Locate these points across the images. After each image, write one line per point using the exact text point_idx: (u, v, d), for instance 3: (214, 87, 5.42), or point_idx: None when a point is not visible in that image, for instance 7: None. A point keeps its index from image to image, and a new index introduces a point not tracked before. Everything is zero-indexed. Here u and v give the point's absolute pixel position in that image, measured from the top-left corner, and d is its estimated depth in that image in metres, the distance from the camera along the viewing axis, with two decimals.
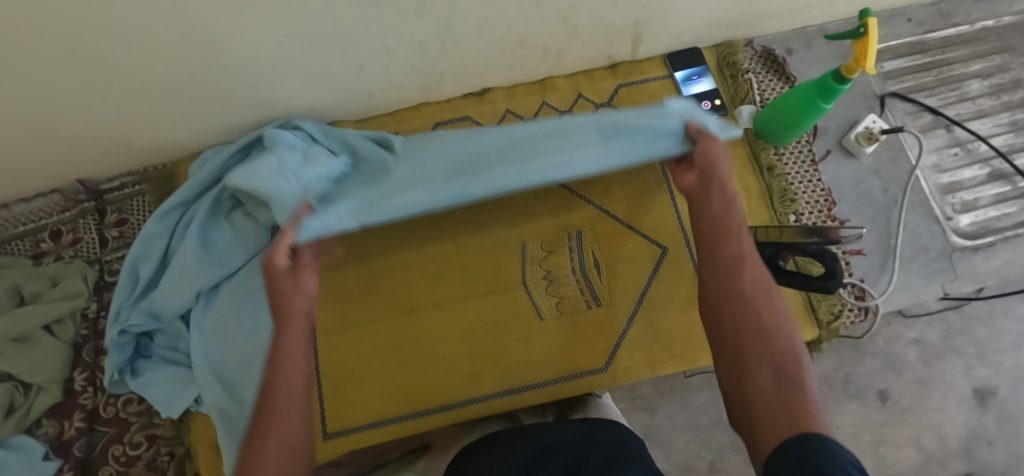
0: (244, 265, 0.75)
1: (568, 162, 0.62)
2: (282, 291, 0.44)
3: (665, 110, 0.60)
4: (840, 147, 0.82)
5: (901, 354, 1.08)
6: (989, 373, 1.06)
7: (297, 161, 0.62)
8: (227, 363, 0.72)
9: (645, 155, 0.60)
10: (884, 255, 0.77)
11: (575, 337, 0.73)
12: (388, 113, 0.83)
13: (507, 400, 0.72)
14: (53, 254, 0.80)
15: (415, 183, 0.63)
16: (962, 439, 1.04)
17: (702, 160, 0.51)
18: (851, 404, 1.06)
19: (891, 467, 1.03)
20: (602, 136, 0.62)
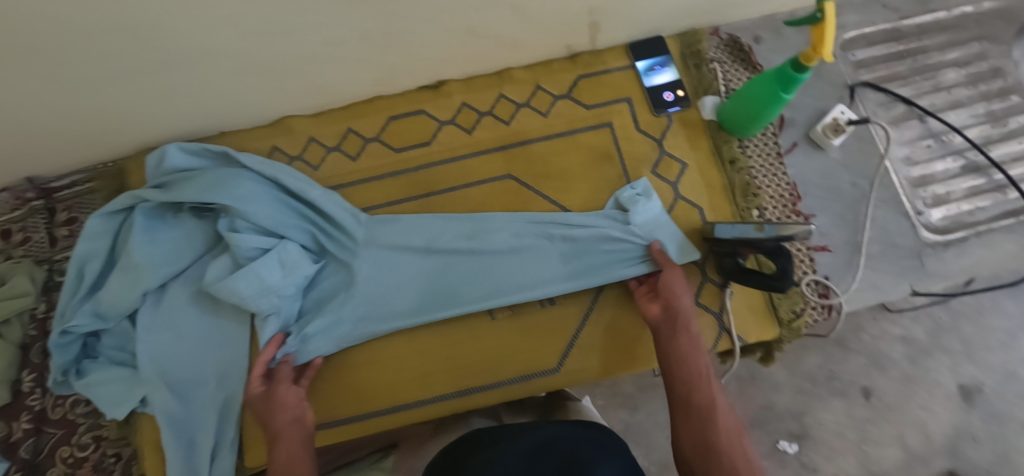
0: (191, 265, 0.73)
1: (526, 287, 0.69)
2: (280, 408, 0.62)
3: (635, 231, 0.70)
4: (808, 139, 0.79)
5: (886, 351, 1.05)
6: (977, 371, 1.03)
7: (276, 273, 0.67)
8: (173, 364, 0.70)
9: (600, 282, 0.69)
10: (851, 252, 0.74)
11: (527, 337, 0.71)
12: (342, 108, 0.81)
13: (457, 401, 0.70)
14: (3, 253, 0.79)
15: (370, 302, 0.69)
16: (947, 437, 1.01)
17: (672, 304, 0.63)
18: (835, 401, 1.03)
19: (874, 465, 1.00)
20: (561, 261, 0.70)
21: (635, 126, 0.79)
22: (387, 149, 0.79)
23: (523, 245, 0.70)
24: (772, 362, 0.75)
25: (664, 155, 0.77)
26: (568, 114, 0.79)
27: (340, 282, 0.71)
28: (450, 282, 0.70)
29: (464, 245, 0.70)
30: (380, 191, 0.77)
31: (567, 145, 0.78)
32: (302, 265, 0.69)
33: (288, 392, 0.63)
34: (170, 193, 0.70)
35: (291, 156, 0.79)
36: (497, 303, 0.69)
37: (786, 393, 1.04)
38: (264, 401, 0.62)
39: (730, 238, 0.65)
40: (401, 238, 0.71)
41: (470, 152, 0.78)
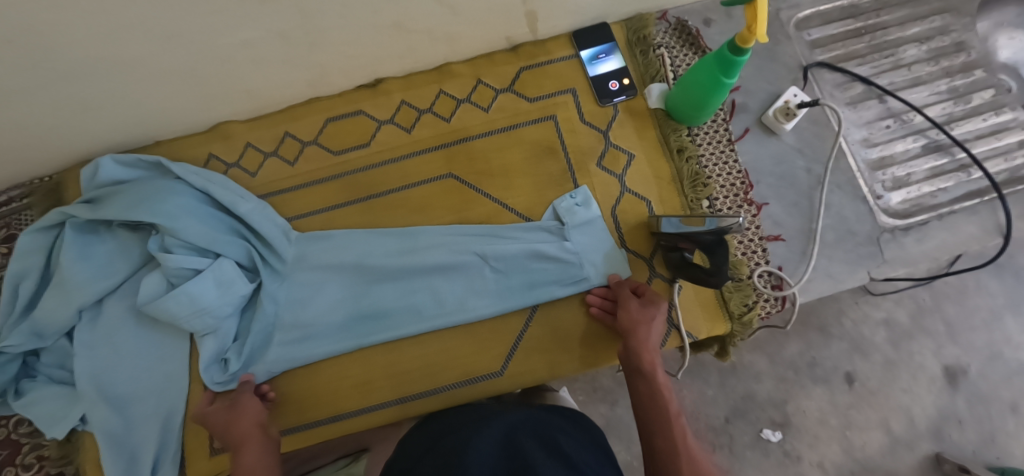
0: (127, 279, 0.71)
1: (459, 310, 0.67)
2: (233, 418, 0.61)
3: (569, 248, 0.67)
4: (760, 124, 0.76)
5: (868, 335, 0.99)
6: (961, 352, 0.97)
7: (210, 292, 0.66)
8: (111, 381, 0.69)
9: (534, 302, 0.68)
10: (805, 241, 0.72)
11: (469, 341, 0.69)
12: (279, 111, 0.78)
13: (398, 408, 0.68)
14: None
15: (300, 327, 0.68)
16: (932, 420, 0.95)
17: (633, 342, 0.59)
18: (817, 388, 0.97)
19: (858, 451, 0.94)
20: (497, 280, 0.68)
21: (580, 118, 0.76)
22: (326, 153, 0.77)
23: (456, 261, 0.68)
24: (728, 356, 0.72)
25: (610, 147, 0.75)
26: (511, 108, 0.77)
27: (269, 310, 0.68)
28: (383, 302, 0.68)
29: (396, 261, 0.68)
30: (318, 195, 0.75)
31: (510, 140, 0.75)
32: (238, 284, 0.68)
33: (246, 413, 0.62)
34: (99, 211, 0.68)
35: (228, 163, 0.77)
36: (431, 327, 0.67)
37: (767, 381, 0.97)
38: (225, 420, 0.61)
39: (672, 232, 0.63)
40: (329, 256, 0.70)
41: (410, 152, 0.76)
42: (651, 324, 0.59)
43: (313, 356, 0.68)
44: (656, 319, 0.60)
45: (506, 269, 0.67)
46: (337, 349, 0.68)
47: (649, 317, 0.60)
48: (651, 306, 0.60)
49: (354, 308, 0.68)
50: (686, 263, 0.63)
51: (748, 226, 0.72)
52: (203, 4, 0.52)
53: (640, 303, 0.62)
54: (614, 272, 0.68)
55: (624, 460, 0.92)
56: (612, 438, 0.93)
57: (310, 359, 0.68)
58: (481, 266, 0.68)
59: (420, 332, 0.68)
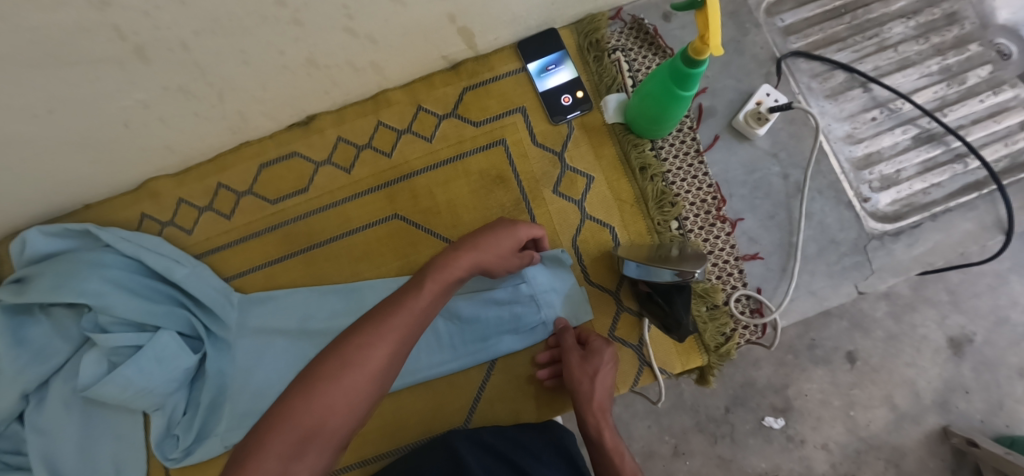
0: (69, 358, 0.68)
1: (413, 369, 0.64)
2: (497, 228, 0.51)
3: (525, 292, 0.63)
4: (730, 129, 0.69)
5: (868, 311, 0.85)
6: (967, 320, 0.84)
7: (151, 371, 0.63)
8: (63, 465, 0.66)
9: (490, 353, 0.64)
10: (784, 257, 0.66)
11: (428, 395, 0.65)
12: (207, 160, 0.73)
13: (360, 470, 0.65)
14: None
15: (248, 398, 0.65)
16: (937, 391, 0.83)
17: (579, 402, 0.55)
18: (817, 370, 0.84)
19: (863, 430, 0.83)
20: (450, 333, 0.64)
21: (532, 139, 0.69)
22: (262, 202, 0.71)
23: None
24: (710, 385, 0.67)
25: (567, 170, 0.68)
26: (454, 135, 0.70)
27: (217, 381, 0.66)
28: None
29: (342, 324, 0.65)
30: (258, 250, 0.71)
31: (455, 172, 0.70)
32: (180, 357, 0.65)
33: (463, 255, 0.46)
34: (24, 294, 0.64)
35: (162, 223, 0.72)
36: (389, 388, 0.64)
37: (765, 367, 0.85)
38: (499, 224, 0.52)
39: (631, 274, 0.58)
40: (272, 320, 0.67)
41: (351, 194, 0.70)
42: (592, 377, 0.55)
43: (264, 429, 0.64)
44: (601, 370, 0.56)
45: (459, 321, 0.64)
46: None
47: (589, 369, 0.56)
48: (592, 356, 0.56)
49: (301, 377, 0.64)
50: (648, 302, 0.59)
51: (722, 246, 0.66)
52: (69, 71, 0.46)
53: (580, 354, 0.58)
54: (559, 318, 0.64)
55: None
56: None
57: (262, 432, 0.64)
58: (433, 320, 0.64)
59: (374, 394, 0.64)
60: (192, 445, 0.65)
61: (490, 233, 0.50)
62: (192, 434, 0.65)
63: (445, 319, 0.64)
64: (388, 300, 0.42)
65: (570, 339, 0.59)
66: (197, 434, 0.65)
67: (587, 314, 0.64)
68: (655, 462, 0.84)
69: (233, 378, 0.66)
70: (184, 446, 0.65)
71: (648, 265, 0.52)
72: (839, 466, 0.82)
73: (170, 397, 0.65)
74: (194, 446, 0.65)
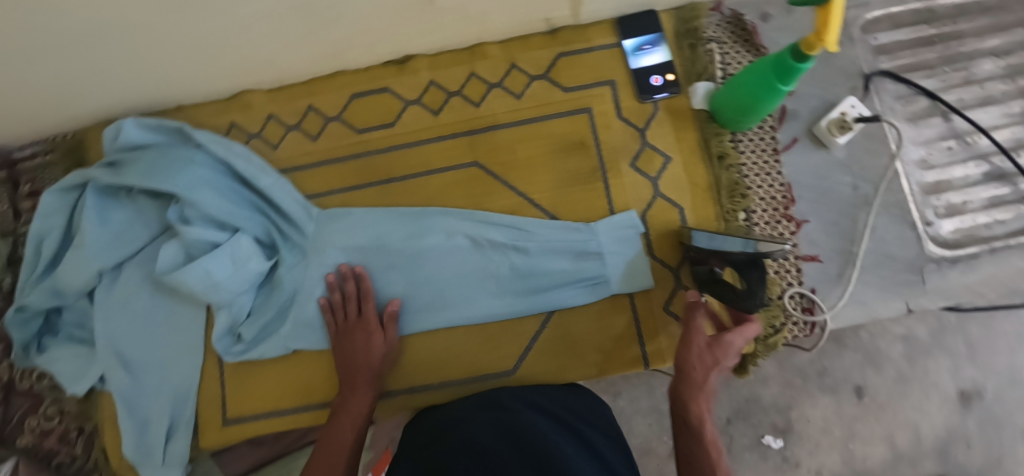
0: (145, 246, 0.72)
1: (474, 308, 0.67)
2: (352, 322, 0.65)
3: (594, 248, 0.67)
4: (809, 135, 0.71)
5: (884, 350, 0.87)
6: (980, 375, 0.85)
7: (226, 269, 0.66)
8: (127, 347, 0.70)
9: (550, 305, 0.67)
10: (842, 264, 0.68)
11: (481, 337, 0.68)
12: (301, 83, 0.75)
13: (406, 398, 0.68)
14: (11, 202, 0.79)
15: (316, 306, 0.68)
16: (938, 439, 0.84)
17: (683, 382, 0.54)
18: (823, 398, 0.85)
19: (859, 465, 0.84)
20: (515, 279, 0.68)
21: (617, 113, 0.71)
22: (348, 130, 0.74)
23: (477, 256, 0.68)
24: (747, 374, 0.71)
25: (646, 147, 0.70)
26: (543, 97, 0.72)
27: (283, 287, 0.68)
28: (398, 289, 0.68)
29: (414, 253, 0.69)
30: (336, 175, 0.73)
31: (537, 130, 0.71)
32: (256, 261, 0.68)
33: (358, 397, 0.61)
34: (119, 176, 0.67)
35: (249, 134, 0.75)
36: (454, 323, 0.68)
37: (774, 386, 0.86)
38: (353, 325, 0.65)
39: (706, 249, 0.61)
40: (346, 236, 0.69)
41: (434, 136, 0.72)
42: (708, 368, 0.54)
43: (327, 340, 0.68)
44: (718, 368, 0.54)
45: (526, 269, 0.67)
46: None
47: (708, 359, 0.55)
48: (717, 350, 0.54)
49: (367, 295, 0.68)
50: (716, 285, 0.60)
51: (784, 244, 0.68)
52: None
53: (711, 343, 0.55)
54: (618, 280, 0.66)
55: None
56: None
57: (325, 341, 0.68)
58: (498, 260, 0.68)
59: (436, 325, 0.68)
60: (254, 343, 0.69)
61: (354, 344, 0.64)
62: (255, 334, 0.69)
63: (513, 264, 0.68)
64: (320, 450, 0.56)
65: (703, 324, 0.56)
66: (261, 334, 0.69)
67: (647, 282, 0.67)
68: (649, 460, 0.85)
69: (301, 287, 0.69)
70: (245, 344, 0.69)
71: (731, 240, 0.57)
72: None
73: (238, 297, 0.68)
74: (251, 345, 0.69)
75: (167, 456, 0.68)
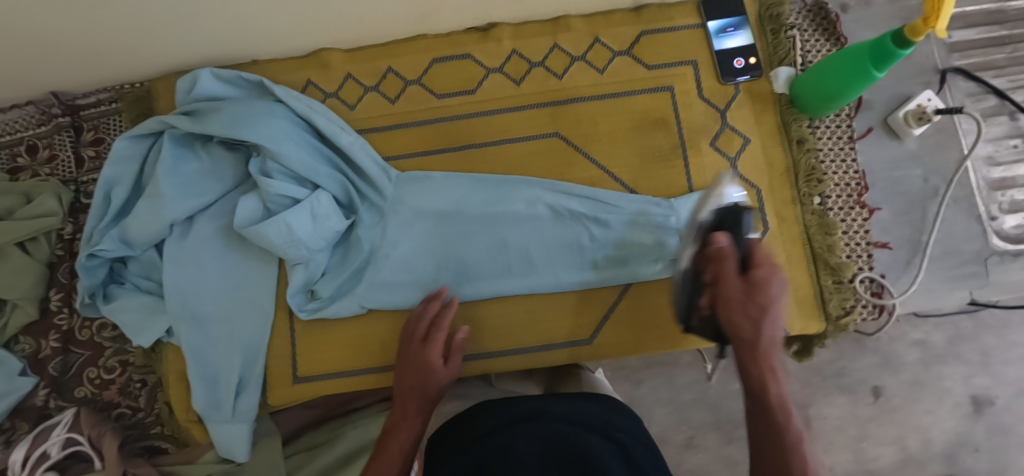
0: (219, 199, 0.71)
1: (552, 277, 0.68)
2: (416, 342, 0.61)
3: (673, 224, 0.68)
4: (885, 125, 0.72)
5: (900, 353, 0.89)
6: (991, 383, 0.86)
7: (307, 225, 0.65)
8: (196, 300, 0.69)
9: (628, 278, 0.68)
10: (912, 252, 0.70)
11: (558, 306, 0.69)
12: (381, 45, 0.75)
13: (479, 363, 0.68)
14: (73, 149, 0.77)
15: (394, 267, 0.69)
16: (946, 443, 0.86)
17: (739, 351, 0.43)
18: (839, 397, 0.88)
19: (869, 463, 0.87)
20: (594, 251, 0.69)
21: (698, 93, 0.72)
22: (427, 94, 0.73)
23: (558, 226, 0.69)
24: (809, 357, 0.72)
25: (726, 128, 0.71)
26: (625, 73, 0.73)
27: (361, 247, 0.68)
28: (476, 254, 0.69)
29: (494, 218, 0.69)
30: (415, 139, 0.73)
31: (619, 106, 0.72)
32: (337, 220, 0.67)
33: (407, 420, 0.54)
34: (200, 125, 0.66)
35: (326, 93, 0.74)
36: (529, 291, 0.68)
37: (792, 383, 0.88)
38: (414, 346, 0.61)
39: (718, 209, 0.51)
40: (428, 198, 0.70)
41: (516, 105, 0.73)
42: (756, 320, 0.43)
43: (403, 302, 0.69)
44: (765, 312, 0.42)
45: (605, 241, 0.68)
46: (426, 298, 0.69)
47: (752, 309, 0.43)
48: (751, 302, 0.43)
49: (445, 259, 0.69)
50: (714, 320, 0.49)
51: (857, 230, 0.70)
52: None
53: (743, 291, 0.44)
54: None
55: None
56: None
57: (400, 303, 0.69)
58: (576, 231, 0.69)
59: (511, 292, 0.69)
60: (329, 302, 0.69)
61: (412, 364, 0.59)
62: (330, 293, 0.69)
63: (592, 236, 0.69)
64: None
65: (727, 273, 0.45)
66: (337, 294, 0.69)
67: None
68: (668, 446, 0.87)
69: (379, 250, 0.69)
70: (320, 302, 0.69)
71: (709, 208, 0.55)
72: None
73: (315, 256, 0.67)
74: (327, 304, 0.69)
75: (237, 411, 0.68)
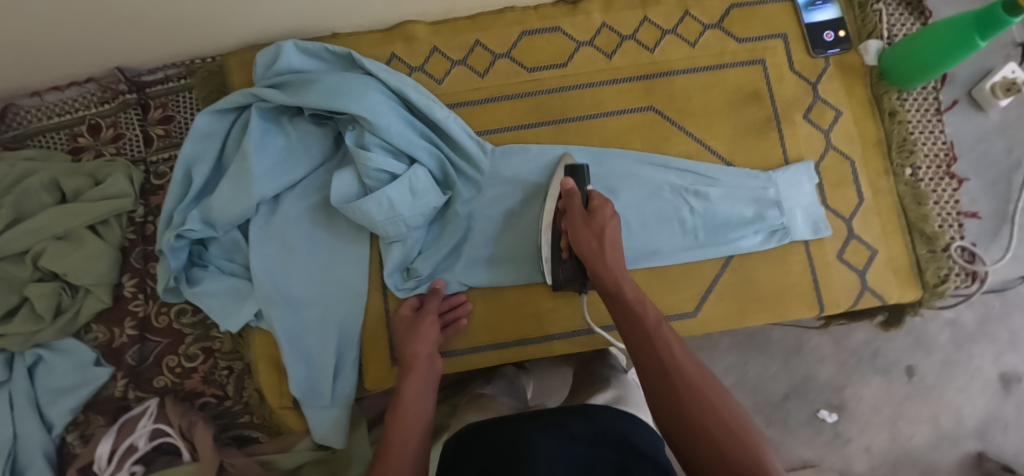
0: (307, 176, 0.68)
1: (653, 251, 0.68)
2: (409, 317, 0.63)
3: (772, 196, 0.68)
4: (968, 97, 0.74)
5: (932, 333, 0.89)
6: (1021, 360, 0.87)
7: (407, 200, 0.63)
8: (285, 281, 0.66)
9: (730, 251, 0.68)
10: (1000, 221, 0.72)
11: (662, 280, 0.68)
12: (468, 17, 0.73)
13: (586, 339, 0.68)
14: (141, 128, 0.74)
15: (494, 242, 0.68)
16: (978, 420, 0.87)
17: (595, 263, 0.54)
18: (875, 378, 0.89)
19: (904, 441, 0.88)
20: (699, 222, 0.68)
21: (790, 67, 0.72)
22: (517, 68, 0.72)
23: (659, 199, 0.68)
24: (897, 327, 0.73)
25: (818, 101, 0.72)
26: (717, 46, 0.72)
27: (459, 225, 0.67)
28: None
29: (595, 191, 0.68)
30: (507, 113, 0.71)
31: (713, 80, 0.72)
32: (437, 196, 0.65)
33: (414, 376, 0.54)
34: (293, 97, 0.63)
35: (412, 67, 0.72)
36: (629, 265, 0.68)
37: (829, 364, 0.89)
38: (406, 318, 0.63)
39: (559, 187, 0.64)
40: (526, 172, 0.68)
41: (609, 78, 0.72)
42: (599, 235, 0.56)
43: (503, 279, 0.67)
44: (603, 226, 0.56)
45: (707, 214, 0.67)
46: (525, 275, 0.68)
47: (595, 227, 0.56)
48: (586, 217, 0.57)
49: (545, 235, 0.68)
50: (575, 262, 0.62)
51: (947, 200, 0.71)
52: None
53: (585, 214, 0.58)
54: (794, 226, 0.68)
55: None
56: None
57: (500, 280, 0.68)
58: (676, 204, 0.68)
59: None
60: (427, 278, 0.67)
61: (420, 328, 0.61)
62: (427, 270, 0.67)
63: (695, 209, 0.68)
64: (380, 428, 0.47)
65: (576, 203, 0.60)
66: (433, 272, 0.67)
67: (826, 231, 0.68)
68: None
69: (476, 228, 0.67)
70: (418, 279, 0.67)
71: (557, 170, 0.67)
72: (876, 468, 0.87)
73: (413, 232, 0.65)
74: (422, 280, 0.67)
75: (335, 395, 0.66)
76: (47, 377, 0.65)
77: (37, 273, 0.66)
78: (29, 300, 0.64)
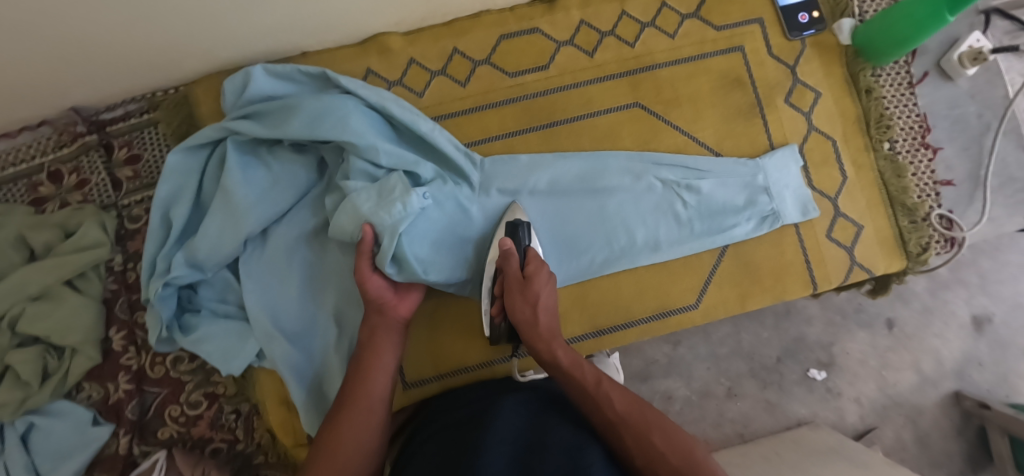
0: (295, 206, 0.65)
1: (653, 248, 0.68)
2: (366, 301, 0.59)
3: (760, 182, 0.69)
4: (937, 68, 0.76)
5: (909, 284, 0.93)
6: (990, 300, 0.93)
7: (373, 201, 0.58)
8: (280, 314, 0.64)
9: (725, 241, 0.69)
10: (974, 185, 0.76)
11: (665, 274, 0.70)
12: (443, 24, 0.71)
13: (594, 340, 0.69)
14: (106, 171, 0.70)
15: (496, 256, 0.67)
16: (956, 361, 0.93)
17: (530, 335, 0.57)
18: (860, 333, 0.93)
19: (891, 388, 0.92)
20: (694, 215, 0.68)
21: (767, 51, 0.73)
22: (500, 73, 0.70)
23: (653, 197, 0.68)
24: (884, 294, 0.77)
25: (798, 83, 0.73)
26: (698, 35, 0.72)
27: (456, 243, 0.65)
28: (576, 230, 0.67)
29: (592, 193, 0.68)
30: (495, 120, 0.70)
31: (696, 70, 0.72)
32: (408, 193, 0.58)
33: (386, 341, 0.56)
34: (270, 128, 0.61)
35: (389, 81, 0.69)
36: (631, 263, 0.68)
37: (817, 324, 0.93)
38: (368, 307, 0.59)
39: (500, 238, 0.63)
40: (519, 180, 0.67)
41: (594, 76, 0.71)
42: (533, 305, 0.58)
43: None
44: (537, 297, 0.58)
45: (701, 208, 0.68)
46: None
47: (530, 297, 0.58)
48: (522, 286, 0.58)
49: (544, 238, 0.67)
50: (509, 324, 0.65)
51: (924, 171, 0.75)
52: None
53: (521, 281, 0.59)
54: (784, 210, 0.69)
55: (683, 397, 0.89)
56: (673, 376, 0.89)
57: None
58: (671, 200, 0.68)
59: (613, 265, 0.68)
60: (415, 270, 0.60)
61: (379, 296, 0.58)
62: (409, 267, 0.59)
63: (689, 204, 0.68)
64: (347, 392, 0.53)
65: (513, 266, 0.59)
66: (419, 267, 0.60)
67: (814, 214, 0.70)
68: (711, 399, 0.90)
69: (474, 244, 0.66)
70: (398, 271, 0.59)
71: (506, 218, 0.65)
72: (866, 417, 0.92)
73: None
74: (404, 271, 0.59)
75: None
76: (43, 443, 0.62)
77: (17, 338, 0.62)
78: (11, 367, 0.61)
